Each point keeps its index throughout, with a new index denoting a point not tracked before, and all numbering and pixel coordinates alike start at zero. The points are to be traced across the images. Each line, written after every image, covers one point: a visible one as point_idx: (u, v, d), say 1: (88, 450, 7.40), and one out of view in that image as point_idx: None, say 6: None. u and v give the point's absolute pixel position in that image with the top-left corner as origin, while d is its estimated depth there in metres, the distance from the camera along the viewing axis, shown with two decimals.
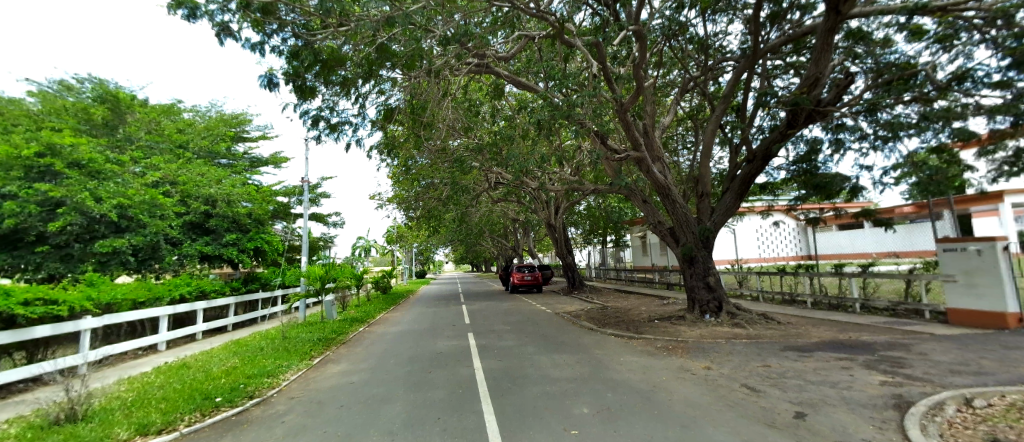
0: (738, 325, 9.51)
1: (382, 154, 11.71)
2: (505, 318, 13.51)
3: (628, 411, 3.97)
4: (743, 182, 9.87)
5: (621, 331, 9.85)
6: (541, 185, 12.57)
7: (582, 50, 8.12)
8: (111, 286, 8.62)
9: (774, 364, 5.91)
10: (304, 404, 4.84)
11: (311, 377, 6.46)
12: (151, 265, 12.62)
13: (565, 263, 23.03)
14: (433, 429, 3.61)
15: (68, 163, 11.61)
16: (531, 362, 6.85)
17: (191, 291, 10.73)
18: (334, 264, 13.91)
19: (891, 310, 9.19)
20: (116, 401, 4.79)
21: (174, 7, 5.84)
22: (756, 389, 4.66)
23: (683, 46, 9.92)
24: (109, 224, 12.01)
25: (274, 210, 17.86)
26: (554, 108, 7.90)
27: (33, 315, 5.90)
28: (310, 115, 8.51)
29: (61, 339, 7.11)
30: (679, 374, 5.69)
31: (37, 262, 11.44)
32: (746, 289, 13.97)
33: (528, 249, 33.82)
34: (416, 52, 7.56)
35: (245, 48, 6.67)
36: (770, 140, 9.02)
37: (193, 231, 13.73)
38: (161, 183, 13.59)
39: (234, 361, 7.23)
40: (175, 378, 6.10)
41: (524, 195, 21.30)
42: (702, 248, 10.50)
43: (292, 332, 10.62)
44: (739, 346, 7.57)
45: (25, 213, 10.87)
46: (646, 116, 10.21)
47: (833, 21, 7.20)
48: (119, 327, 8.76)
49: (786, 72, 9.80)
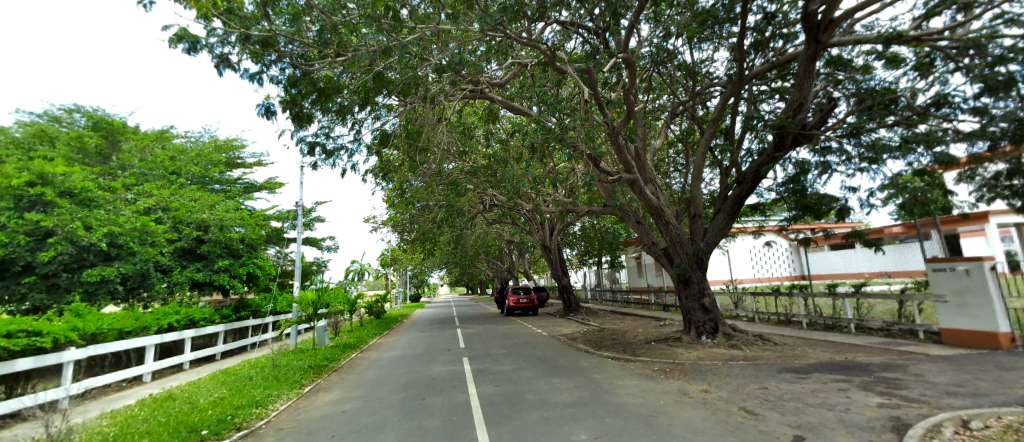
0: (735, 346, 9.47)
1: (377, 178, 11.77)
2: (501, 342, 13.35)
3: (627, 437, 3.89)
4: (735, 203, 10.01)
5: (618, 353, 9.77)
6: (536, 207, 12.67)
7: (574, 75, 8.39)
8: (98, 316, 8.43)
9: (772, 386, 5.86)
10: (295, 435, 4.72)
11: (302, 407, 6.30)
12: (140, 293, 12.38)
13: (561, 284, 22.88)
14: None
15: (61, 191, 11.52)
16: (528, 387, 6.72)
17: (180, 320, 10.53)
18: (327, 289, 13.83)
19: (886, 330, 9.19)
20: (99, 436, 4.64)
21: (175, 40, 5.95)
22: (755, 412, 4.62)
23: (672, 72, 10.32)
24: (98, 252, 11.62)
25: (268, 235, 17.72)
26: (547, 132, 8.10)
27: (15, 347, 5.77)
28: (307, 142, 8.58)
29: (45, 372, 6.94)
30: (678, 397, 5.63)
31: (22, 293, 11.12)
32: (742, 310, 14.04)
33: (524, 270, 33.41)
34: (412, 80, 7.79)
35: (244, 78, 6.77)
36: (759, 163, 9.17)
37: (185, 257, 13.59)
38: (153, 209, 13.49)
39: (223, 392, 7.05)
40: (161, 410, 5.93)
41: (519, 217, 21.47)
42: (697, 269, 10.56)
43: (284, 359, 10.42)
44: (736, 367, 7.55)
45: (13, 243, 10.75)
46: (637, 140, 10.41)
47: (814, 50, 7.51)
48: (105, 358, 8.56)
49: (771, 96, 10.10)
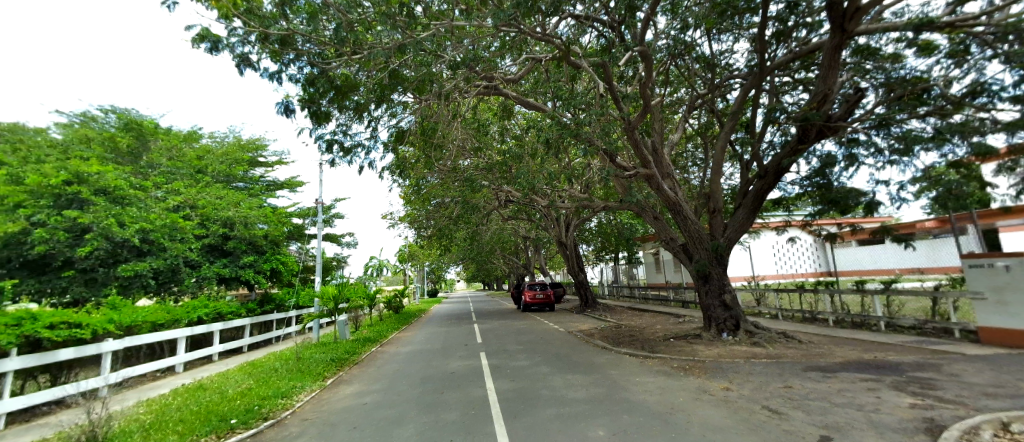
0: (757, 343, 9.30)
1: (394, 175, 11.89)
2: (518, 337, 13.40)
3: (645, 434, 3.87)
4: (756, 198, 9.77)
5: (636, 350, 9.70)
6: (551, 203, 12.64)
7: (589, 70, 8.30)
8: (132, 309, 8.78)
9: (796, 385, 5.74)
10: (318, 426, 4.85)
11: (324, 398, 6.46)
12: (170, 287, 13.03)
13: (578, 280, 22.79)
14: None
15: (95, 190, 11.76)
16: (544, 383, 6.73)
17: (209, 313, 10.89)
18: (347, 284, 14.11)
19: (918, 328, 8.87)
20: (135, 423, 4.85)
21: (198, 40, 6.12)
22: (778, 412, 4.52)
23: (690, 64, 10.14)
24: (131, 248, 12.32)
25: (290, 232, 18.15)
26: (562, 128, 8.05)
27: (58, 338, 6.07)
28: (325, 139, 8.74)
29: (85, 362, 7.29)
30: (698, 395, 5.56)
31: (63, 287, 11.54)
32: (765, 307, 13.75)
33: (540, 266, 33.37)
34: (426, 77, 7.84)
35: (263, 78, 6.92)
36: (781, 156, 8.93)
37: (212, 253, 14.21)
38: (182, 206, 13.97)
39: (249, 383, 7.27)
40: (192, 400, 6.16)
41: (534, 212, 21.46)
42: (716, 265, 10.38)
43: (306, 352, 10.69)
44: (758, 365, 7.41)
45: (54, 240, 10.80)
46: (654, 134, 10.31)
47: (839, 39, 7.26)
48: (140, 349, 8.95)
49: (794, 88, 9.81)
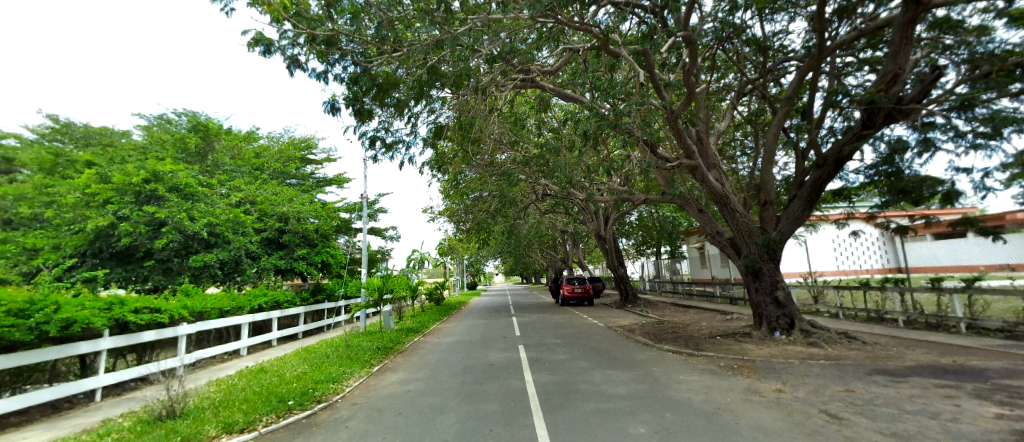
0: (815, 344, 8.76)
1: (433, 170, 12.12)
2: (557, 331, 13.37)
3: (689, 433, 3.76)
4: (813, 189, 9.15)
5: (680, 347, 9.41)
6: (590, 196, 12.44)
7: (629, 59, 8.05)
8: (202, 296, 9.53)
9: (859, 389, 5.35)
10: (366, 410, 5.09)
11: (372, 384, 6.75)
12: (235, 277, 13.85)
13: (617, 274, 22.36)
14: None
15: (169, 187, 12.88)
16: (583, 378, 6.68)
17: (268, 301, 11.64)
18: (391, 275, 14.61)
19: (1007, 331, 8.02)
20: (207, 400, 5.29)
21: (252, 44, 6.48)
22: (838, 417, 4.24)
23: (739, 48, 9.62)
24: (201, 240, 13.23)
25: (338, 226, 19.02)
26: (601, 119, 7.88)
27: (141, 321, 6.72)
28: (368, 136, 9.04)
29: (164, 343, 8.03)
30: (748, 396, 5.32)
31: (145, 275, 12.61)
32: (823, 305, 12.91)
33: (578, 260, 33.05)
34: (463, 73, 7.90)
35: (311, 78, 7.24)
36: (842, 143, 8.31)
37: (269, 246, 15.05)
38: (242, 202, 14.98)
39: (304, 367, 7.71)
40: (255, 381, 6.62)
41: (572, 206, 21.25)
42: (768, 260, 9.86)
43: (354, 341, 11.19)
44: (816, 367, 6.98)
45: (136, 233, 11.97)
46: (699, 123, 9.92)
47: (913, 13, 6.62)
48: (210, 332, 9.73)
49: (859, 68, 9.07)
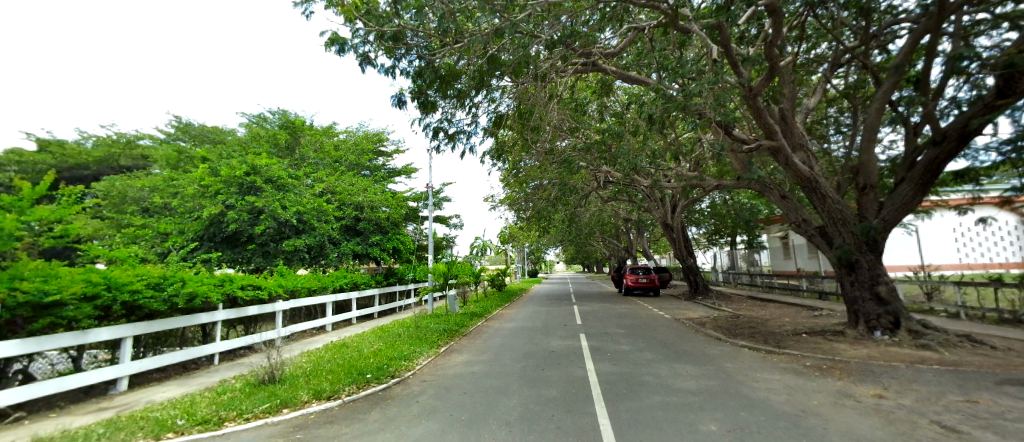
0: (927, 346, 7.68)
1: (494, 159, 12.21)
2: (620, 321, 13.02)
3: (768, 435, 3.46)
4: (926, 170, 7.94)
5: (758, 343, 8.72)
6: (656, 183, 11.83)
7: (701, 33, 7.44)
8: (294, 276, 10.50)
9: (986, 401, 4.59)
10: (435, 387, 5.31)
11: (439, 364, 7.04)
12: (320, 260, 15.04)
13: (686, 265, 21.18)
14: (549, 426, 3.66)
15: (266, 179, 14.19)
16: (649, 370, 6.43)
17: (348, 282, 12.57)
18: (456, 261, 15.06)
19: None
20: (300, 369, 5.85)
21: (329, 44, 6.87)
22: (956, 430, 3.67)
23: (835, 13, 8.53)
24: (292, 227, 14.42)
25: (407, 214, 19.92)
26: (668, 100, 7.40)
27: (247, 297, 7.59)
28: (432, 127, 9.27)
29: (265, 318, 8.97)
30: (840, 400, 4.78)
31: (248, 257, 14.11)
32: (937, 303, 11.26)
33: (643, 250, 31.87)
34: (523, 59, 7.81)
35: (380, 73, 7.53)
36: (969, 114, 7.09)
37: (348, 233, 16.22)
38: (325, 192, 16.18)
39: (380, 345, 8.22)
40: (338, 355, 7.17)
41: (636, 193, 20.45)
42: (867, 251, 8.78)
43: (423, 322, 11.74)
44: (927, 372, 6.11)
45: (241, 219, 13.43)
46: (784, 100, 9.00)
47: None
48: (302, 310, 10.73)
49: (994, 26, 7.62)
